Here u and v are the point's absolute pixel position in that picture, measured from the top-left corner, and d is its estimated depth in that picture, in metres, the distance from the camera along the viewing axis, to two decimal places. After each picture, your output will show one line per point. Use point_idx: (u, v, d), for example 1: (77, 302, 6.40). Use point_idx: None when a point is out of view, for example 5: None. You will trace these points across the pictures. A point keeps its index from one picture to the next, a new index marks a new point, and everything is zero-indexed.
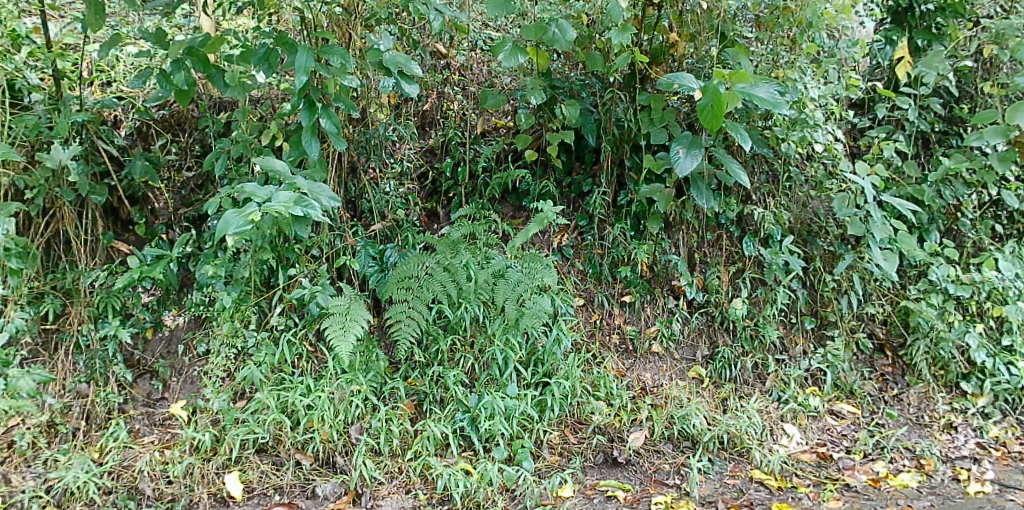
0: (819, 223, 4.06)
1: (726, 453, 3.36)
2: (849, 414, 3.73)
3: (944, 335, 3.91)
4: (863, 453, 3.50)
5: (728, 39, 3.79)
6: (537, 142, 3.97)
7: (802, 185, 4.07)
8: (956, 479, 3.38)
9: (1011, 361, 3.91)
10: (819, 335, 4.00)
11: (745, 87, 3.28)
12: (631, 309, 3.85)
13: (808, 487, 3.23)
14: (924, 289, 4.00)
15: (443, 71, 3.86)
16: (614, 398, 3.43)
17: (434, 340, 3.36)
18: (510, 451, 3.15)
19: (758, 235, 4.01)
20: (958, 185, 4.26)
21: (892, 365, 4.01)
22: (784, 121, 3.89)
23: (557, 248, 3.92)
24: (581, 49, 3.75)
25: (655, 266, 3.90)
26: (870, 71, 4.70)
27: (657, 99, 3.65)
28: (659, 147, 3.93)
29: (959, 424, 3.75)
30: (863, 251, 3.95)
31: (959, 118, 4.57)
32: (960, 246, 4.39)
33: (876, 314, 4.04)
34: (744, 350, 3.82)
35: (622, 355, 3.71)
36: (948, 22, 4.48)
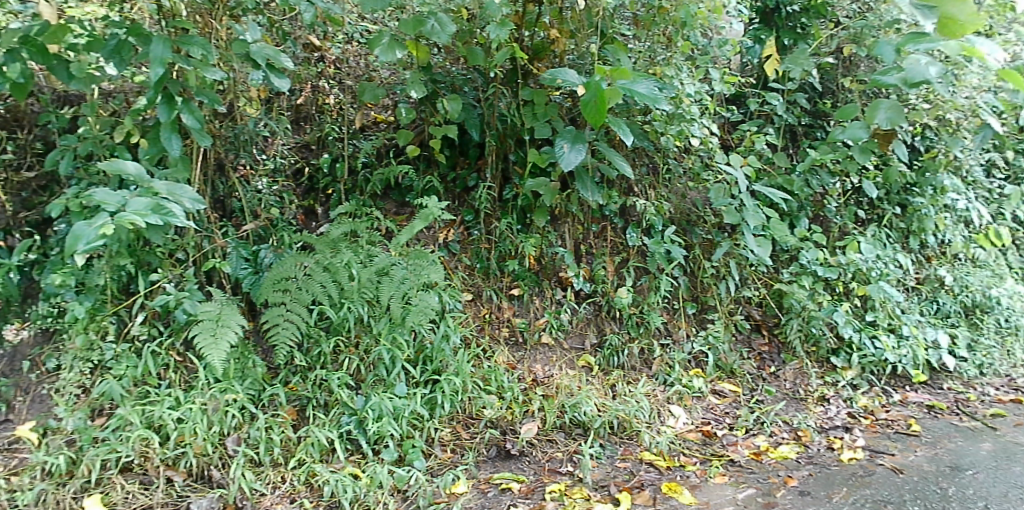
0: (696, 212, 4.25)
1: (616, 438, 3.42)
2: (730, 393, 3.89)
3: (814, 314, 4.13)
4: (745, 428, 3.64)
5: (607, 36, 3.85)
6: (419, 137, 3.89)
7: (680, 176, 4.24)
8: (830, 447, 3.55)
9: (874, 334, 4.15)
10: (701, 319, 4.15)
11: (626, 84, 3.34)
12: (520, 302, 3.83)
13: (694, 465, 3.33)
14: (796, 272, 4.24)
15: (317, 64, 3.75)
16: (506, 391, 3.42)
17: (315, 343, 3.23)
18: (400, 452, 3.06)
19: (641, 226, 4.10)
20: (823, 174, 4.54)
21: (768, 344, 4.22)
22: (662, 116, 3.98)
23: (443, 243, 3.85)
24: (462, 43, 3.70)
25: (542, 259, 3.92)
26: (741, 68, 4.96)
27: (539, 94, 3.68)
28: (543, 140, 3.94)
29: (831, 396, 3.95)
30: (738, 238, 4.14)
31: (823, 112, 4.88)
32: (826, 231, 4.67)
33: (752, 297, 4.25)
34: (630, 337, 3.89)
35: (512, 348, 3.70)
36: (812, 23, 4.74)
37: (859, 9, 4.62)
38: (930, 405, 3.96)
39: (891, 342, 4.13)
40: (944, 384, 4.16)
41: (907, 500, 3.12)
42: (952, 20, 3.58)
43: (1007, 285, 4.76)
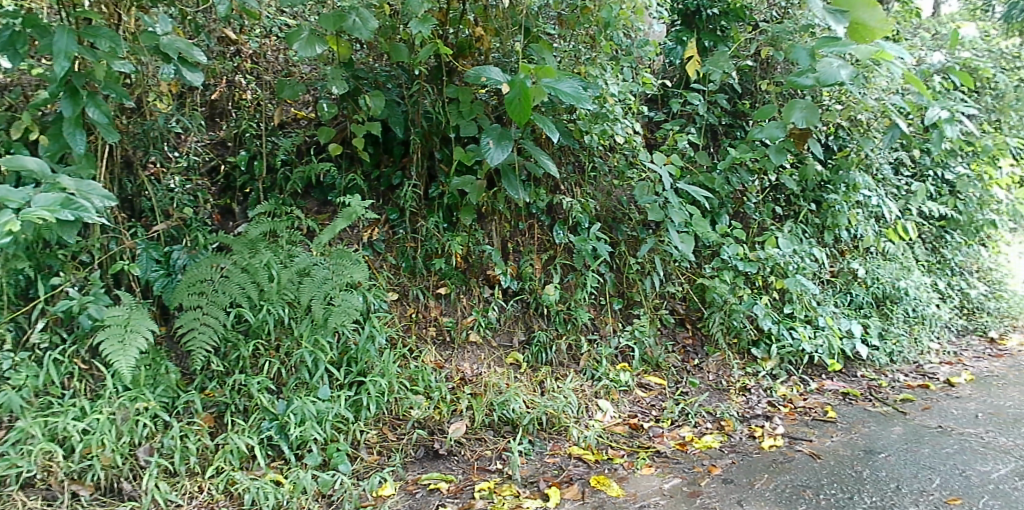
0: (622, 210, 4.29)
1: (545, 434, 3.43)
2: (655, 386, 3.96)
3: (735, 307, 4.26)
4: (670, 420, 3.71)
5: (532, 35, 3.86)
6: (341, 134, 3.80)
7: (605, 175, 4.28)
8: (751, 436, 3.65)
9: (791, 326, 4.30)
10: (627, 314, 4.21)
11: (551, 82, 3.36)
12: (447, 301, 3.80)
13: (622, 457, 3.37)
14: (717, 267, 4.35)
15: (233, 58, 3.63)
16: (433, 390, 3.39)
17: (233, 347, 3.13)
18: (324, 456, 3.00)
19: (567, 223, 4.12)
20: (743, 172, 4.66)
21: (692, 337, 4.32)
22: (587, 115, 4.01)
23: (368, 243, 3.77)
24: (385, 39, 3.64)
25: (469, 257, 3.89)
26: (663, 69, 5.06)
27: (464, 91, 3.64)
28: (470, 139, 3.89)
29: (752, 386, 4.07)
30: (662, 234, 4.20)
31: (742, 112, 5.02)
32: (746, 227, 4.80)
33: (676, 292, 4.33)
34: (558, 333, 3.91)
35: (439, 347, 3.67)
36: (731, 25, 4.94)
37: (776, 13, 4.80)
38: (845, 392, 4.12)
39: (808, 333, 4.29)
40: (858, 372, 4.34)
41: (824, 484, 3.24)
42: (863, 25, 4.04)
43: (914, 276, 5.00)
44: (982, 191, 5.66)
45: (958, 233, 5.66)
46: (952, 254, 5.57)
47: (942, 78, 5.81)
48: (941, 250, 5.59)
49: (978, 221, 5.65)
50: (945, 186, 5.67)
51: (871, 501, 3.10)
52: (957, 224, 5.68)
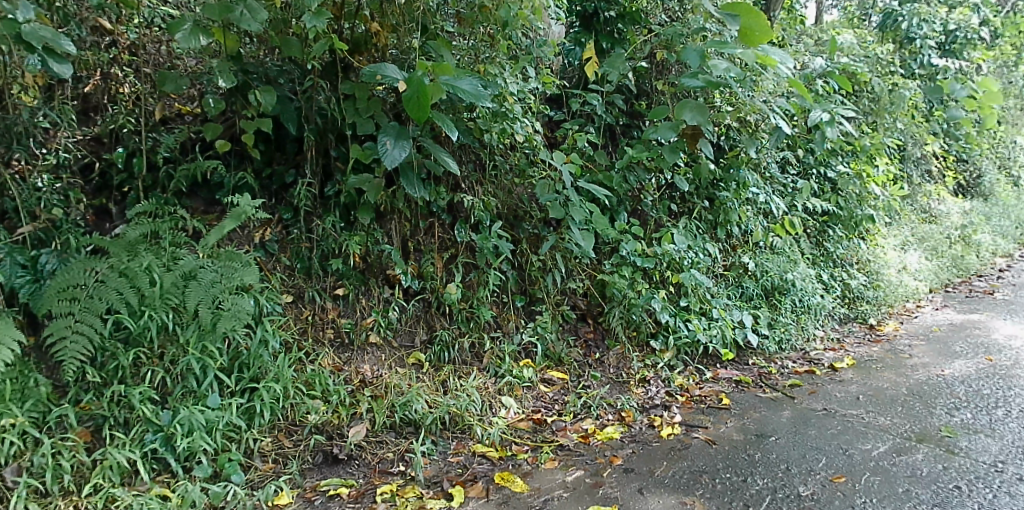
0: (523, 208, 4.28)
1: (448, 433, 3.40)
2: (558, 380, 4.00)
3: (634, 301, 4.36)
4: (573, 413, 3.76)
5: (429, 32, 3.84)
6: (229, 130, 3.65)
7: (506, 172, 4.22)
8: (651, 425, 3.75)
9: (687, 318, 4.45)
10: (529, 311, 4.24)
11: (449, 80, 3.36)
12: (345, 302, 3.71)
13: (526, 453, 3.40)
14: (616, 263, 4.44)
15: (109, 49, 3.42)
16: (332, 394, 3.30)
17: (111, 356, 2.94)
18: (215, 467, 2.90)
19: (469, 221, 4.07)
20: (639, 171, 4.77)
21: (593, 331, 4.39)
22: (487, 113, 3.98)
23: (259, 243, 3.62)
24: (277, 33, 3.51)
25: (368, 256, 3.79)
26: (562, 70, 5.11)
27: (360, 88, 3.55)
28: (367, 136, 3.80)
29: (651, 377, 4.17)
30: (563, 232, 4.23)
31: (639, 113, 5.13)
32: (644, 223, 4.92)
33: (577, 288, 4.38)
34: (460, 331, 3.89)
35: (337, 350, 3.59)
36: (627, 29, 5.03)
37: (669, 17, 4.92)
38: (738, 380, 4.29)
39: (702, 324, 4.45)
40: (749, 360, 4.53)
41: (719, 468, 3.37)
42: (749, 30, 4.21)
43: (800, 268, 5.26)
44: (860, 189, 6.02)
45: (839, 227, 5.99)
46: (834, 247, 5.87)
47: (823, 82, 6.14)
48: (824, 244, 5.90)
49: (858, 216, 5.96)
50: (827, 183, 6.03)
51: (763, 483, 3.24)
52: (838, 219, 6.02)
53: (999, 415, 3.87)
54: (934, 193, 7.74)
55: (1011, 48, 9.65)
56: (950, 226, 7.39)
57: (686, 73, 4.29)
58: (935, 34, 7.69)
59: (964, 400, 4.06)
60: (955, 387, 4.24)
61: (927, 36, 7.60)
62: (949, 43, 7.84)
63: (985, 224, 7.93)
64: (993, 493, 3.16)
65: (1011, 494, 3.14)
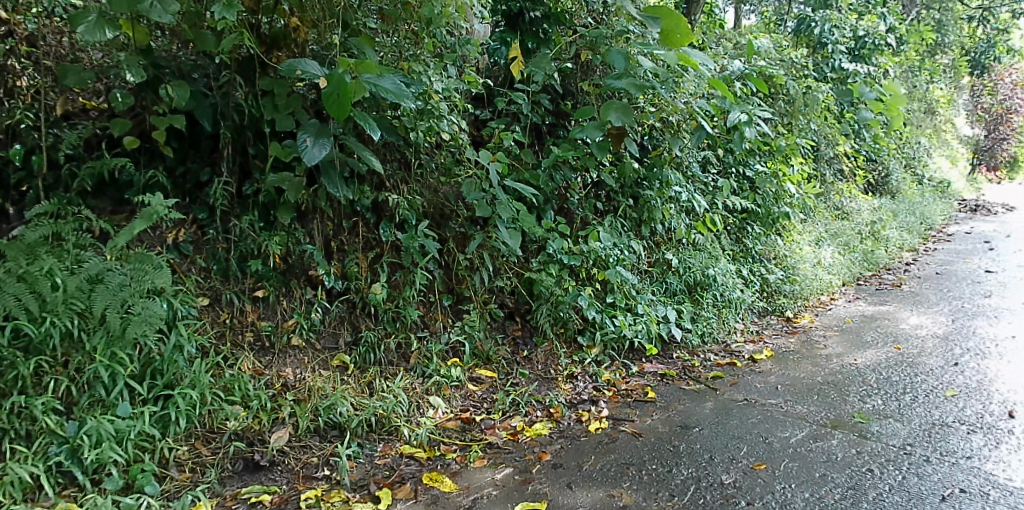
0: (450, 206, 4.24)
1: (375, 435, 3.36)
2: (486, 379, 4.00)
3: (561, 298, 4.39)
4: (501, 411, 3.76)
5: (351, 29, 3.75)
6: (139, 127, 3.49)
7: (432, 171, 4.16)
8: (579, 420, 3.78)
9: (613, 314, 4.52)
10: (456, 310, 4.22)
11: (371, 77, 3.32)
12: (265, 304, 3.61)
13: (454, 452, 3.38)
14: (543, 261, 4.44)
15: (5, 39, 3.23)
16: (252, 399, 3.23)
17: (11, 366, 2.76)
18: (126, 478, 2.79)
19: (394, 221, 4.00)
20: (565, 170, 4.80)
21: (521, 329, 4.41)
22: (411, 111, 3.91)
23: (172, 245, 3.48)
24: (190, 26, 3.37)
25: (289, 257, 3.69)
26: (488, 69, 5.07)
27: (280, 84, 3.47)
28: (286, 134, 3.72)
29: (578, 372, 4.22)
30: (490, 230, 4.22)
31: (564, 112, 5.15)
32: (570, 222, 4.95)
33: (504, 286, 4.38)
34: (387, 332, 3.84)
35: (257, 353, 3.49)
36: (553, 30, 5.03)
37: (594, 19, 4.97)
38: (663, 373, 4.38)
39: (628, 320, 4.52)
40: (673, 354, 4.64)
41: (646, 460, 3.43)
42: (671, 32, 4.34)
43: (721, 264, 5.41)
44: (776, 187, 6.24)
45: (757, 224, 6.19)
46: (753, 243, 6.06)
47: (742, 84, 6.34)
48: (743, 240, 6.08)
49: (774, 213, 6.22)
50: (746, 182, 6.21)
51: (687, 473, 3.32)
52: (756, 216, 6.21)
53: (906, 400, 4.07)
54: (846, 191, 8.09)
55: (914, 54, 10.19)
56: (861, 222, 7.74)
57: (612, 75, 4.37)
58: (846, 40, 8.03)
59: (874, 387, 4.25)
60: (866, 375, 4.44)
61: (839, 41, 7.94)
62: (859, 49, 8.18)
63: (893, 220, 8.34)
64: (903, 474, 3.31)
65: (918, 475, 3.30)
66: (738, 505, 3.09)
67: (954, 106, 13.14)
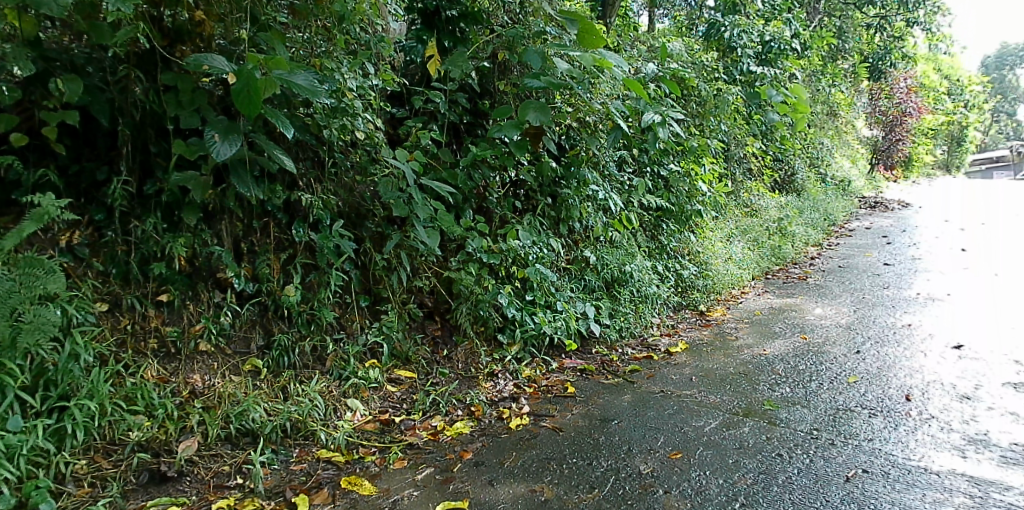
0: (366, 206, 4.12)
1: (290, 441, 3.32)
2: (405, 379, 3.98)
3: (481, 297, 4.39)
4: (422, 411, 3.74)
5: (260, 23, 3.64)
6: (28, 123, 3.25)
7: (347, 170, 4.06)
8: (500, 417, 3.79)
9: (533, 311, 4.57)
10: (374, 311, 4.15)
11: (283, 74, 3.22)
12: (170, 309, 3.48)
13: (374, 454, 3.35)
14: (462, 260, 4.44)
15: None
16: (157, 409, 3.13)
17: None
18: (19, 497, 2.68)
19: (307, 221, 3.88)
20: (484, 169, 4.77)
21: (440, 328, 4.39)
22: (324, 109, 3.79)
23: (66, 248, 3.28)
24: (84, 17, 3.17)
25: (195, 259, 3.56)
26: (405, 65, 4.99)
27: (184, 79, 3.33)
28: (192, 132, 3.56)
29: (499, 370, 4.24)
30: (408, 230, 4.14)
31: (483, 112, 5.13)
32: (490, 220, 4.94)
33: (424, 286, 4.33)
34: (301, 335, 3.75)
35: (162, 360, 3.38)
36: (470, 29, 4.93)
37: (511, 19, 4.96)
38: (583, 368, 4.44)
39: (547, 316, 4.58)
40: (592, 349, 4.72)
41: (567, 454, 3.47)
42: (587, 33, 4.39)
43: (637, 261, 5.54)
44: (689, 186, 6.42)
45: (672, 221, 6.35)
46: (668, 240, 6.22)
47: (656, 85, 6.48)
48: (658, 237, 6.23)
49: (687, 210, 6.39)
50: (660, 181, 6.37)
51: (607, 465, 3.38)
52: (670, 214, 6.35)
53: (812, 387, 4.26)
54: (754, 190, 8.43)
55: (817, 60, 10.68)
56: (768, 219, 8.08)
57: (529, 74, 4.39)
58: (753, 44, 8.33)
59: (782, 376, 4.44)
60: (775, 364, 4.63)
61: (746, 45, 8.23)
62: (766, 53, 8.49)
63: (798, 217, 8.73)
64: (810, 458, 3.46)
65: (825, 457, 3.46)
66: (657, 494, 3.16)
67: (854, 109, 13.86)
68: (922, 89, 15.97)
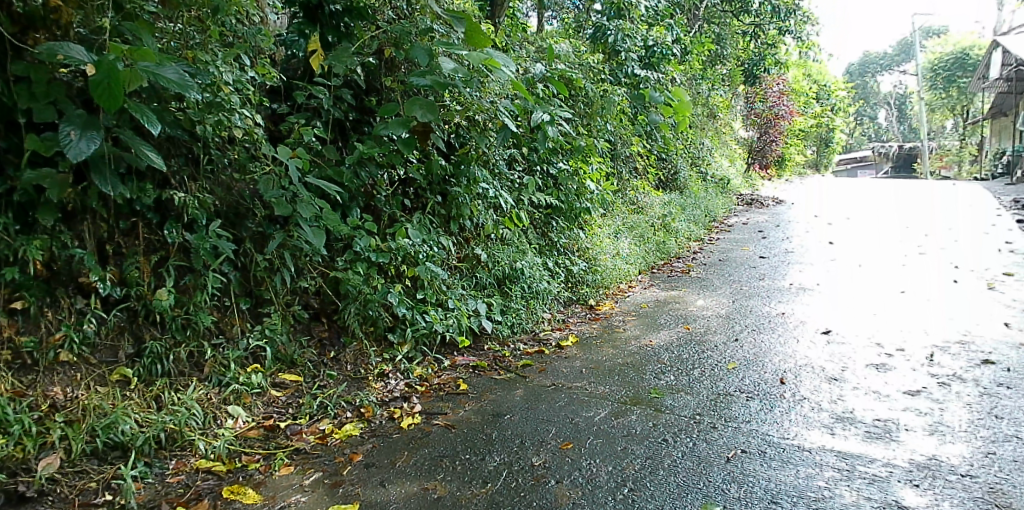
0: (245, 205, 3.97)
1: (165, 452, 3.20)
2: (291, 383, 3.89)
3: (370, 297, 4.31)
4: (309, 415, 3.67)
5: (126, 12, 3.43)
6: None
7: (224, 168, 3.89)
8: (391, 418, 3.76)
9: (424, 310, 4.53)
10: (256, 313, 4.01)
11: (149, 66, 3.06)
12: (26, 318, 3.23)
13: (258, 462, 3.28)
14: (349, 259, 4.28)
15: None
16: (13, 425, 2.93)
17: None
18: None
19: (181, 221, 3.69)
20: (372, 167, 4.69)
21: (328, 330, 4.31)
22: (198, 104, 3.61)
23: None
24: None
25: (54, 263, 3.31)
26: (285, 61, 4.80)
27: (39, 69, 3.11)
28: (47, 126, 3.29)
29: (390, 370, 4.20)
30: (292, 229, 4.00)
31: (369, 109, 5.04)
32: (378, 219, 4.88)
33: (309, 287, 4.21)
34: (175, 341, 3.58)
35: (17, 372, 3.15)
36: (355, 24, 4.81)
37: (397, 16, 4.93)
38: (475, 365, 4.47)
39: (439, 314, 4.56)
40: (485, 346, 4.76)
41: (459, 450, 3.46)
42: (474, 33, 4.36)
43: (528, 258, 5.61)
44: (578, 184, 6.51)
45: (562, 219, 6.46)
46: (558, 237, 6.34)
47: (544, 86, 6.57)
48: (548, 234, 6.34)
49: (577, 208, 6.49)
50: (550, 179, 6.44)
51: (499, 459, 3.39)
52: (560, 212, 6.46)
53: (695, 375, 4.45)
54: (640, 188, 8.75)
55: (696, 65, 11.18)
56: (653, 216, 8.41)
57: (415, 76, 4.36)
58: (637, 48, 8.61)
59: (668, 365, 4.61)
60: (660, 354, 4.81)
61: (630, 49, 8.49)
62: (649, 57, 8.79)
63: (681, 214, 9.10)
64: (693, 441, 3.61)
65: (707, 440, 3.62)
66: (548, 484, 3.21)
67: (732, 112, 14.60)
68: (793, 94, 17.01)
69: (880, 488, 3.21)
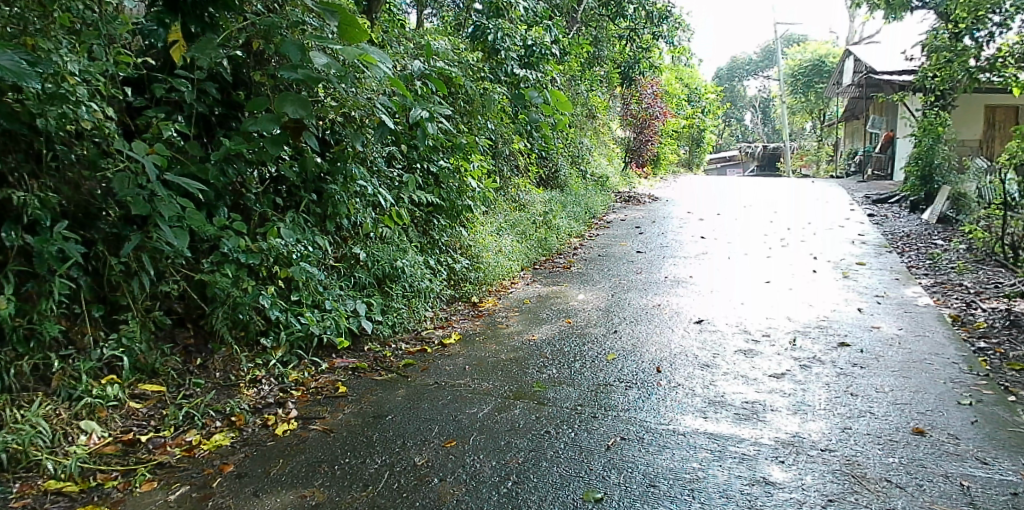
0: (96, 204, 3.67)
1: (8, 475, 2.96)
2: (152, 394, 3.69)
3: (240, 300, 4.10)
4: (173, 427, 3.48)
5: None
6: None
7: (71, 164, 3.56)
8: (264, 425, 3.62)
9: (299, 312, 4.38)
10: (111, 320, 3.74)
11: None
12: None
13: (116, 479, 3.10)
14: (217, 261, 4.07)
15: None
16: None
17: None
18: None
19: (20, 222, 3.37)
20: (240, 164, 4.50)
21: (193, 336, 4.14)
22: (39, 94, 3.31)
23: None
24: None
25: None
26: (142, 49, 4.48)
27: None
28: None
29: (263, 376, 4.05)
30: (151, 230, 3.74)
31: (237, 104, 4.82)
32: (247, 218, 4.69)
33: (171, 292, 3.94)
34: (17, 354, 3.28)
35: None
36: (220, 15, 4.45)
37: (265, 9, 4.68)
38: (354, 367, 4.38)
39: (315, 316, 4.41)
40: (364, 347, 4.71)
41: (339, 455, 3.37)
42: (348, 28, 4.21)
43: (409, 256, 5.54)
44: (459, 182, 6.46)
45: (443, 217, 6.40)
46: (439, 235, 6.29)
47: (423, 83, 6.48)
48: (429, 232, 6.28)
49: (458, 206, 6.46)
50: (431, 177, 6.35)
51: (381, 461, 3.33)
52: (441, 210, 6.40)
53: (576, 367, 4.54)
54: (521, 186, 8.85)
55: (574, 66, 11.42)
56: (534, 213, 8.53)
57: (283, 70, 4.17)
58: (516, 48, 8.67)
59: (550, 359, 4.68)
60: (543, 348, 4.88)
61: (510, 48, 8.55)
62: (528, 56, 8.88)
63: (562, 211, 9.29)
64: (575, 431, 3.69)
65: (588, 430, 3.70)
66: (432, 483, 3.17)
67: (609, 112, 15.03)
68: (666, 96, 17.73)
69: (749, 466, 3.39)
